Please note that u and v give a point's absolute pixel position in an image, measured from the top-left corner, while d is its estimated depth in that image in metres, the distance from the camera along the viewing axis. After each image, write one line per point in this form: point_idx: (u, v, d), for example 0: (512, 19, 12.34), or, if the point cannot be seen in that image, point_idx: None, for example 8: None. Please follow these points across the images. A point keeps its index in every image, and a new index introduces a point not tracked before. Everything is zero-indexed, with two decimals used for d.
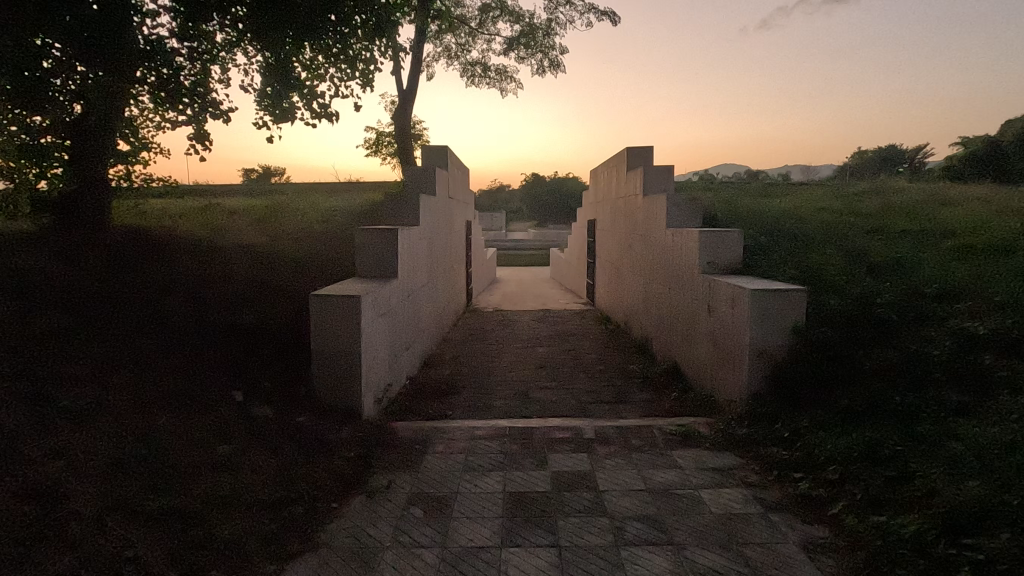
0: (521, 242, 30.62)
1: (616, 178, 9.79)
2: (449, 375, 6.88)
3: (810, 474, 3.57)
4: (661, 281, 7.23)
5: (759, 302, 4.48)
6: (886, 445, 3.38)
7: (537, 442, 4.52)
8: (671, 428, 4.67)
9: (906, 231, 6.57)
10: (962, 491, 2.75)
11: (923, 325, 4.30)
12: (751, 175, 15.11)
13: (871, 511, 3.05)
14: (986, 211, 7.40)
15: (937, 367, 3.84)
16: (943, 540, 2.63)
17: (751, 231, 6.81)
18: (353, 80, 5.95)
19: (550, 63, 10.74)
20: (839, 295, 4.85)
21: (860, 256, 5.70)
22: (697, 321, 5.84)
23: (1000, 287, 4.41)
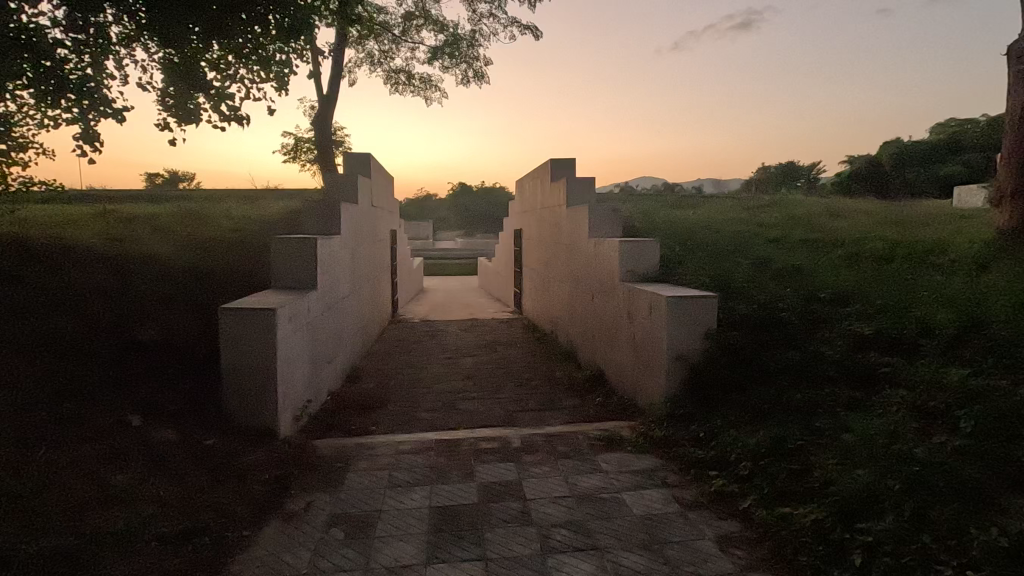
0: (448, 251, 30.40)
1: (541, 189, 9.97)
2: (374, 388, 6.68)
3: (723, 471, 3.77)
4: (584, 290, 7.41)
5: (675, 308, 4.71)
6: (789, 440, 3.62)
7: (464, 453, 4.48)
8: (596, 433, 4.78)
9: (803, 240, 7.15)
10: (854, 480, 2.98)
11: (819, 326, 4.67)
12: (669, 188, 15.88)
13: (777, 503, 3.26)
14: (870, 223, 8.20)
15: (831, 365, 4.17)
16: (838, 526, 2.85)
17: (668, 242, 7.14)
18: (266, 82, 5.66)
19: (475, 73, 10.80)
20: (746, 301, 5.18)
21: (764, 264, 6.13)
22: (618, 327, 6.04)
23: (882, 291, 4.88)
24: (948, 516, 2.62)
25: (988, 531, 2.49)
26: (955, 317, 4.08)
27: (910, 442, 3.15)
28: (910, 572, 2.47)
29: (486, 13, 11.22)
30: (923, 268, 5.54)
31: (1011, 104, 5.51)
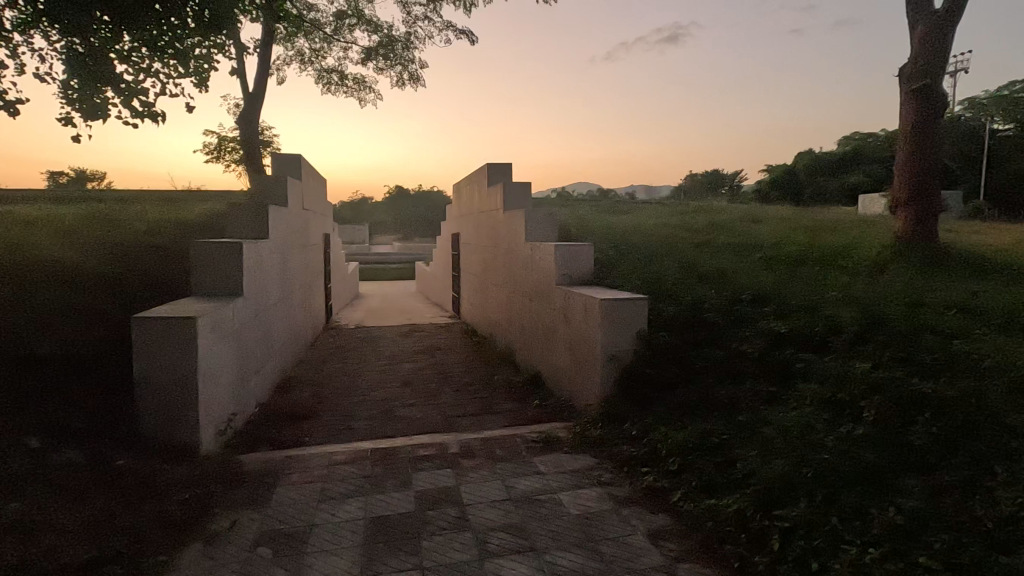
0: (385, 256, 29.81)
1: (478, 194, 9.99)
2: (306, 398, 6.43)
3: (654, 467, 3.91)
4: (522, 293, 7.48)
5: (608, 310, 4.86)
6: (714, 435, 3.81)
7: (401, 461, 4.40)
8: (533, 435, 4.84)
9: (726, 245, 7.55)
10: (772, 470, 3.18)
11: (741, 326, 4.94)
12: (603, 193, 16.32)
13: (703, 496, 3.41)
14: (786, 228, 8.77)
15: (752, 362, 4.42)
16: (758, 514, 3.02)
17: (602, 246, 7.34)
18: (184, 78, 5.36)
19: (411, 76, 10.68)
20: (674, 302, 5.41)
21: (691, 267, 6.42)
22: (555, 330, 6.14)
23: (795, 292, 5.23)
24: (853, 499, 2.84)
25: (886, 510, 2.72)
26: (858, 315, 4.43)
27: (821, 432, 3.38)
28: (821, 553, 2.65)
29: (421, 16, 11.13)
30: (831, 270, 5.98)
31: (903, 121, 6.07)
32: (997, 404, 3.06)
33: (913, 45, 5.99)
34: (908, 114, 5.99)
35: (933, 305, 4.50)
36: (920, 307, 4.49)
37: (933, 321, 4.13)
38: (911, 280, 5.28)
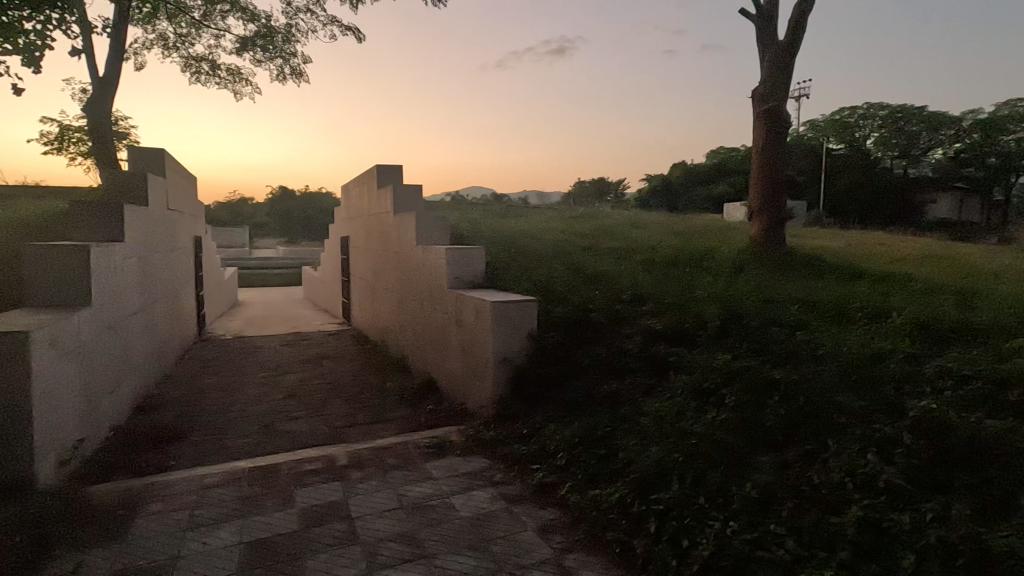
0: (269, 260, 27.95)
1: (367, 196, 9.69)
2: (173, 417, 5.83)
3: (544, 463, 4.03)
4: (414, 298, 7.37)
5: (499, 312, 4.95)
6: (599, 428, 4.01)
7: (283, 479, 4.13)
8: (426, 441, 4.78)
9: (609, 248, 8.00)
10: (648, 457, 3.41)
11: (622, 324, 5.25)
12: (496, 198, 16.58)
13: (589, 487, 3.58)
14: (662, 233, 9.48)
15: (631, 357, 4.72)
16: (637, 500, 3.22)
17: (493, 250, 7.45)
18: (11, 55, 4.63)
19: (292, 70, 10.11)
20: (562, 304, 5.63)
21: (577, 269, 6.72)
22: (447, 334, 6.12)
23: (669, 291, 5.67)
24: (716, 478, 3.12)
25: (744, 486, 3.02)
26: (721, 311, 4.89)
27: (690, 419, 3.68)
28: (690, 530, 2.89)
29: (302, 8, 10.57)
30: (700, 271, 6.55)
31: (756, 139, 6.81)
32: (829, 384, 3.51)
33: (762, 72, 6.77)
34: (759, 132, 6.73)
35: (782, 301, 5.08)
36: (771, 303, 5.05)
37: (782, 315, 4.66)
38: (765, 279, 5.92)
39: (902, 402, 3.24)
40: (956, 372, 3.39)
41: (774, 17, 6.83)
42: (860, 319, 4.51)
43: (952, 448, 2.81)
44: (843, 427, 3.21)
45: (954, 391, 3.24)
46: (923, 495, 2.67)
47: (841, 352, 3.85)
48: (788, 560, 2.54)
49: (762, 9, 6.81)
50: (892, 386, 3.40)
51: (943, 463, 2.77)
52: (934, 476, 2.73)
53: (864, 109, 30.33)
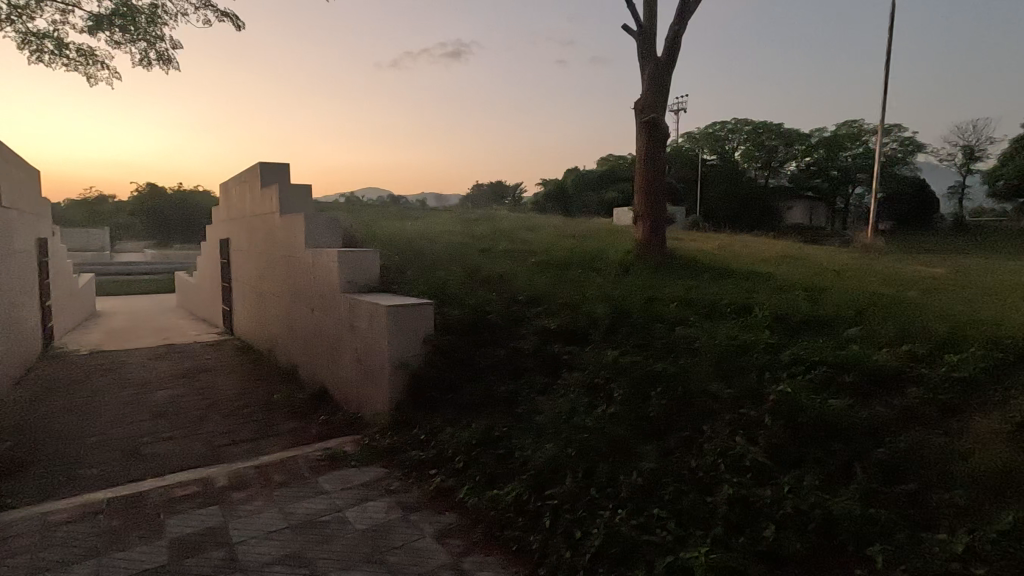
0: (134, 265, 25.06)
1: (249, 195, 9.01)
2: (10, 448, 5.03)
3: (442, 468, 3.99)
4: (303, 304, 6.97)
5: (395, 316, 4.83)
6: (496, 429, 4.05)
7: (150, 508, 3.71)
8: (317, 454, 4.54)
9: (506, 251, 8.11)
10: (544, 454, 3.50)
11: (518, 325, 5.35)
12: (393, 199, 16.19)
13: (486, 488, 3.60)
14: (556, 236, 9.79)
15: (527, 357, 4.82)
16: (533, 496, 3.29)
17: (388, 252, 7.27)
18: None
19: (159, 56, 9.16)
20: (458, 307, 5.62)
21: (474, 272, 6.74)
22: (340, 341, 5.86)
23: (562, 292, 5.86)
24: (606, 469, 3.28)
25: (631, 474, 3.19)
26: (610, 309, 5.14)
27: (583, 414, 3.83)
28: (583, 521, 3.01)
29: None
30: (591, 272, 6.85)
31: (639, 148, 7.26)
32: (703, 374, 3.82)
33: (644, 85, 7.24)
34: (642, 141, 7.18)
35: (664, 300, 5.45)
36: (654, 301, 5.40)
37: (663, 312, 5.01)
38: (649, 279, 6.32)
39: (763, 387, 3.60)
40: (806, 358, 3.83)
41: (653, 34, 7.31)
42: (729, 314, 4.96)
43: (803, 426, 3.17)
44: (716, 413, 3.50)
45: (804, 375, 3.67)
46: (781, 470, 2.98)
47: (713, 344, 4.20)
48: (669, 540, 2.73)
49: (642, 26, 7.28)
50: (755, 373, 3.77)
51: (796, 440, 3.12)
52: (789, 452, 3.06)
53: (733, 124, 33.50)
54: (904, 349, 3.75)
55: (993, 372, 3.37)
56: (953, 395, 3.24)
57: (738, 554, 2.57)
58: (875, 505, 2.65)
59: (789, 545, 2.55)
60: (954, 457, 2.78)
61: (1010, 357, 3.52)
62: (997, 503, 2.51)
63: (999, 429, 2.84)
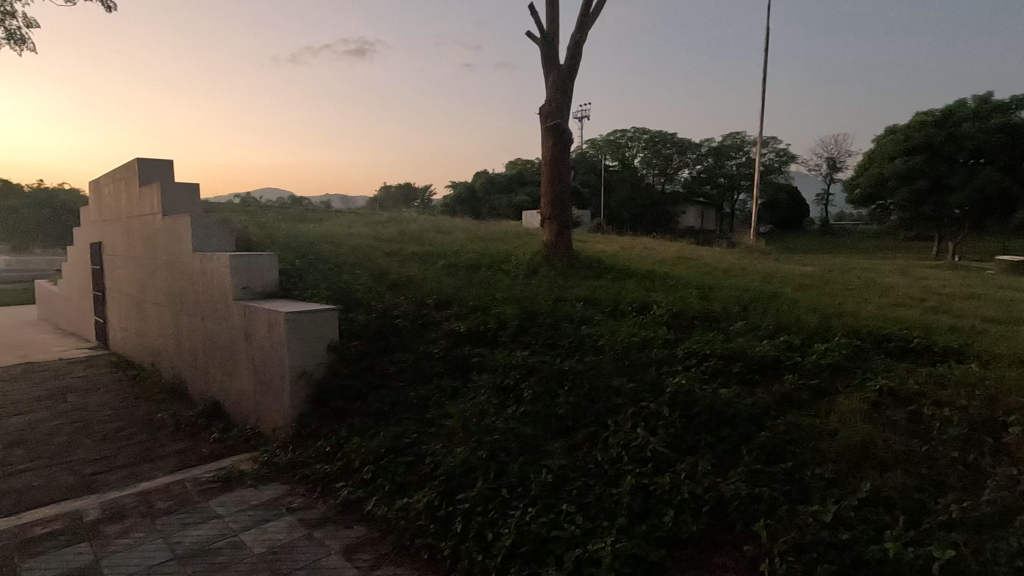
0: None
1: (125, 194, 8.16)
2: None
3: (348, 480, 3.83)
4: (191, 313, 6.42)
5: (295, 324, 4.58)
6: (406, 436, 3.96)
7: (2, 552, 3.23)
8: (209, 475, 4.19)
9: (414, 254, 7.97)
10: (454, 458, 3.47)
11: (427, 329, 5.27)
12: (294, 200, 15.41)
13: (396, 497, 3.50)
14: (465, 238, 9.77)
15: (436, 361, 4.76)
16: (444, 501, 3.25)
17: (288, 256, 6.88)
18: None
19: (9, 34, 8.04)
20: (365, 312, 5.44)
21: (381, 275, 6.56)
22: (234, 351, 5.45)
23: (472, 295, 5.86)
24: (516, 469, 3.31)
25: (540, 472, 3.25)
26: (519, 310, 5.21)
27: (493, 416, 3.84)
28: (494, 522, 3.01)
29: None
30: (501, 275, 6.91)
31: (545, 152, 7.43)
32: (607, 371, 3.98)
33: (548, 91, 7.43)
34: (547, 146, 7.36)
35: (570, 300, 5.61)
36: (562, 302, 5.54)
37: (570, 312, 5.15)
38: (557, 281, 6.47)
39: (662, 380, 3.80)
40: (699, 352, 4.10)
41: (556, 42, 7.52)
42: (630, 312, 5.21)
43: (698, 415, 3.39)
44: (619, 407, 3.65)
45: (697, 367, 3.93)
46: (679, 458, 3.16)
47: (616, 341, 4.38)
48: (578, 534, 2.80)
49: (545, 34, 7.47)
50: (654, 367, 3.99)
51: (691, 429, 3.33)
52: (685, 440, 3.26)
53: (632, 132, 35.32)
54: (781, 340, 4.13)
55: (853, 357, 3.81)
56: (822, 379, 3.61)
57: (641, 541, 2.69)
58: (760, 484, 2.89)
59: (686, 528, 2.71)
60: (823, 435, 3.10)
61: (866, 345, 3.99)
62: (857, 474, 2.83)
63: (858, 408, 3.21)
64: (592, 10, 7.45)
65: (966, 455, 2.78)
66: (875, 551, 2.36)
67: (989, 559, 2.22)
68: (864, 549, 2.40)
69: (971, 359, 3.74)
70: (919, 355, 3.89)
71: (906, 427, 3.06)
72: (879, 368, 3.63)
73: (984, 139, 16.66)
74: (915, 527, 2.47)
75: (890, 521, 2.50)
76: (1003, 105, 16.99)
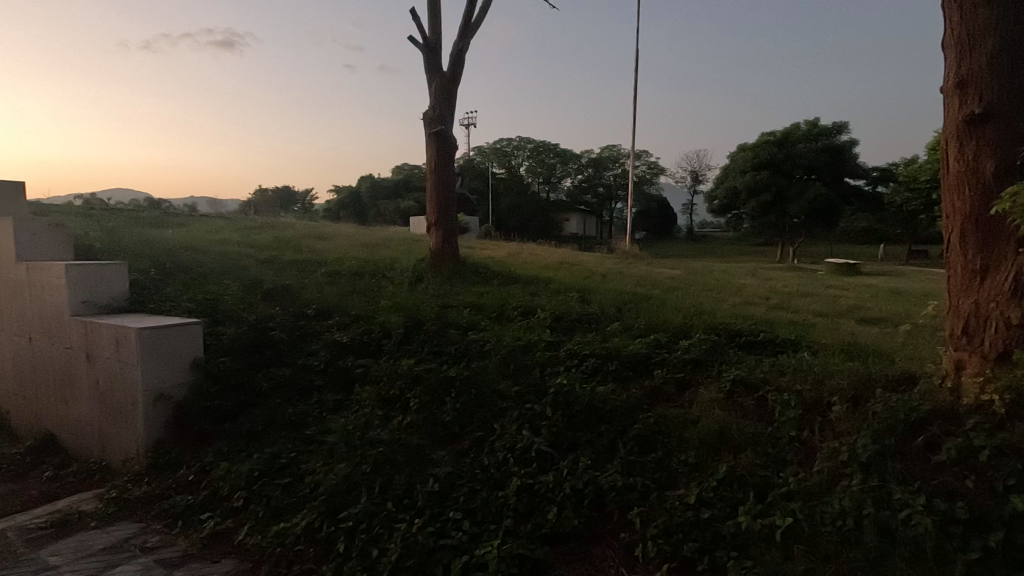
0: None
1: None
2: None
3: (216, 509, 3.50)
4: (14, 332, 5.48)
5: (151, 340, 4.11)
6: (282, 456, 3.71)
7: None
8: (39, 520, 3.61)
9: (291, 261, 7.51)
10: (336, 475, 3.31)
11: (306, 341, 4.98)
12: (151, 203, 13.83)
13: (271, 523, 3.26)
14: (347, 245, 9.38)
15: (316, 374, 4.52)
16: (325, 522, 3.09)
17: (140, 265, 6.15)
18: None
19: None
20: (235, 324, 5.02)
21: (254, 285, 6.10)
22: (72, 373, 4.76)
23: (355, 303, 5.64)
24: (402, 480, 3.24)
25: (427, 482, 3.20)
26: (404, 317, 5.11)
27: (378, 427, 3.73)
28: (379, 538, 2.92)
29: None
30: (386, 282, 6.73)
31: (430, 157, 7.38)
32: (493, 375, 4.03)
33: (432, 97, 7.39)
34: (432, 152, 7.32)
35: (456, 307, 5.61)
36: (448, 308, 5.52)
37: (456, 318, 5.14)
38: (443, 287, 6.43)
39: (545, 381, 3.93)
40: (580, 352, 4.30)
41: (438, 49, 7.51)
42: (515, 317, 5.32)
43: (578, 413, 3.53)
44: (504, 410, 3.72)
45: (578, 367, 4.12)
46: (562, 455, 3.29)
47: (502, 345, 4.45)
48: (465, 540, 2.80)
49: (427, 39, 7.42)
50: (538, 370, 4.11)
51: (572, 426, 3.47)
52: (567, 438, 3.39)
53: (517, 141, 36.22)
54: (652, 338, 4.45)
55: (711, 351, 4.21)
56: (686, 372, 3.95)
57: (526, 541, 2.76)
58: (634, 474, 3.09)
59: (568, 523, 2.83)
60: (687, 423, 3.39)
61: (721, 339, 4.43)
62: (716, 458, 3.12)
63: (716, 397, 3.55)
64: (474, 20, 7.54)
65: (801, 433, 3.18)
66: (730, 526, 2.62)
67: (818, 521, 2.57)
68: (721, 526, 2.66)
69: (803, 348, 4.31)
70: (765, 347, 4.40)
71: (754, 412, 3.44)
72: (732, 360, 4.06)
73: (812, 158, 19.33)
74: (762, 501, 2.79)
75: (741, 498, 2.80)
76: (828, 130, 19.82)
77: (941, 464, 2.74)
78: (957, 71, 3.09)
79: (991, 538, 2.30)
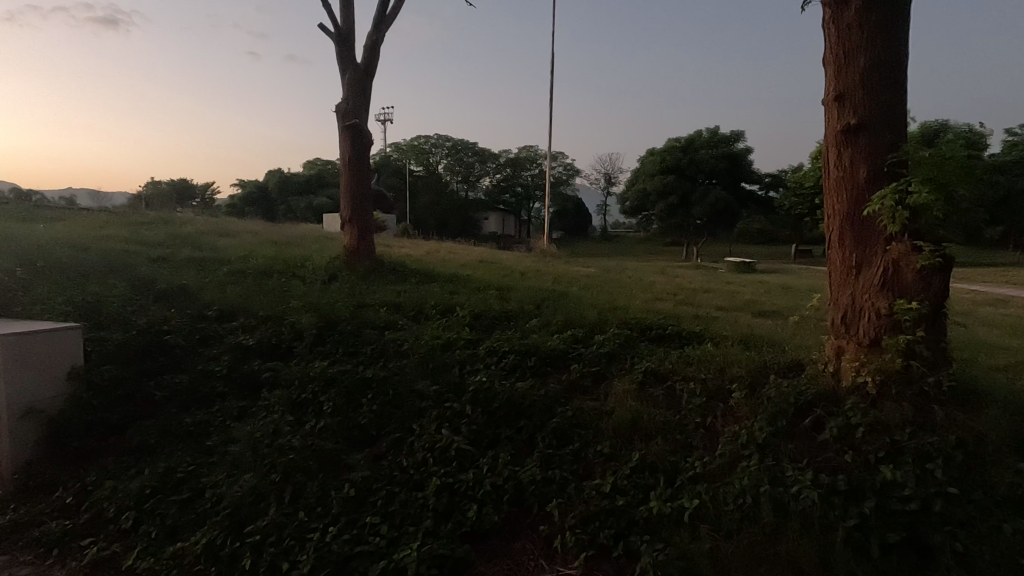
0: None
1: None
2: None
3: (99, 534, 3.15)
4: None
5: (19, 348, 3.64)
6: (179, 470, 3.42)
7: None
8: None
9: (188, 260, 6.94)
10: (242, 487, 3.10)
11: (206, 345, 4.61)
12: (19, 194, 12.30)
13: (166, 543, 2.99)
14: (253, 243, 8.84)
15: (218, 380, 4.20)
16: (229, 538, 2.88)
17: (4, 265, 5.43)
18: None
19: None
20: (121, 329, 4.56)
21: (145, 285, 5.58)
22: None
23: (261, 303, 5.31)
24: (315, 488, 3.08)
25: (342, 488, 3.08)
26: (317, 317, 4.87)
27: (288, 434, 3.52)
28: (290, 550, 2.77)
29: None
30: (297, 281, 6.40)
31: (343, 152, 7.10)
32: (410, 375, 3.94)
33: (345, 90, 7.12)
34: (345, 146, 7.06)
35: (372, 307, 5.43)
36: (364, 308, 5.34)
37: (372, 317, 4.97)
38: (358, 286, 6.21)
39: (464, 379, 3.89)
40: (499, 350, 4.30)
41: (351, 40, 7.23)
42: (433, 315, 5.25)
43: (497, 410, 3.52)
44: (423, 410, 3.64)
45: (497, 364, 4.12)
46: (481, 453, 3.27)
47: (420, 344, 4.36)
48: (383, 545, 2.72)
49: (339, 28, 7.12)
50: (457, 368, 4.06)
51: (491, 423, 3.46)
52: (486, 436, 3.38)
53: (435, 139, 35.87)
54: (569, 333, 4.56)
55: (625, 345, 4.38)
56: (601, 366, 4.08)
57: (446, 541, 2.73)
58: (552, 467, 3.14)
59: (489, 520, 2.83)
60: (604, 415, 3.49)
61: (634, 334, 4.61)
62: (629, 447, 3.24)
63: (629, 389, 3.69)
64: (388, 12, 7.35)
65: (705, 419, 3.38)
66: (643, 511, 2.74)
67: (721, 501, 2.74)
68: (635, 511, 2.77)
69: (707, 340, 4.59)
70: (673, 340, 4.64)
71: (664, 401, 3.61)
72: (644, 353, 4.24)
73: (713, 164, 20.72)
74: (672, 485, 2.93)
75: (653, 483, 2.94)
76: (726, 138, 21.34)
77: (825, 441, 3.01)
78: (835, 86, 3.42)
79: (866, 505, 2.56)
